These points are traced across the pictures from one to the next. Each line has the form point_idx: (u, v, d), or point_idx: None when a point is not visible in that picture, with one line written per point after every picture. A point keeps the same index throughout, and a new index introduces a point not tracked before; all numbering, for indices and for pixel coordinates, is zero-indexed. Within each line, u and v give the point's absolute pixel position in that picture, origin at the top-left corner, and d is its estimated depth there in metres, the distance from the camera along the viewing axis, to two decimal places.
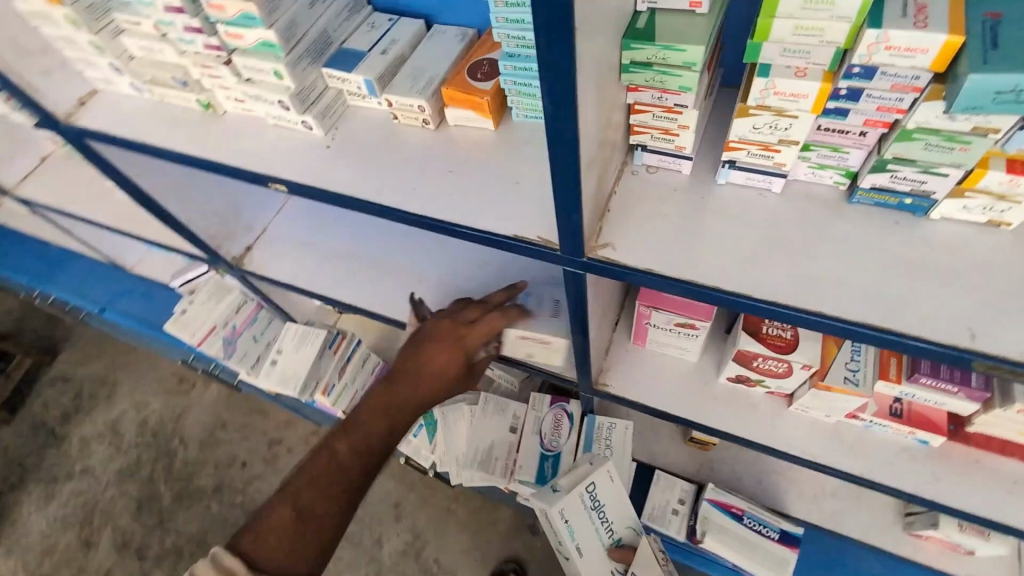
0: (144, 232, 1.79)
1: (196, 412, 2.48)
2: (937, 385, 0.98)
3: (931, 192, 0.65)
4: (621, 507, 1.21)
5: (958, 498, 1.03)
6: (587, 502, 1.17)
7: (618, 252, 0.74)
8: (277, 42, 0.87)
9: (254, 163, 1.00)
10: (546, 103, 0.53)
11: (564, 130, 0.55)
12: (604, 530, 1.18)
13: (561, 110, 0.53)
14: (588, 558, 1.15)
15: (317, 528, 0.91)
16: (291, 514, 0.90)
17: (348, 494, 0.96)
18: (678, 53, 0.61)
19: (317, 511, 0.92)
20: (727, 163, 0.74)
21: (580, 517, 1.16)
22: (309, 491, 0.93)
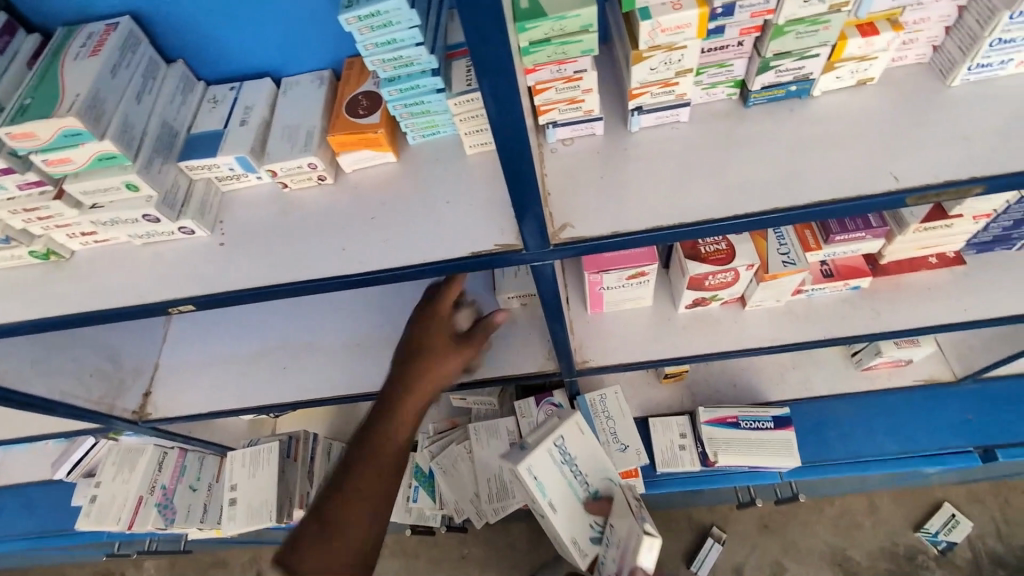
0: (3, 432, 1.47)
1: None
2: (850, 237, 1.12)
3: (810, 74, 0.73)
4: (597, 456, 1.02)
5: (900, 320, 1.20)
6: (557, 456, 0.99)
7: (579, 228, 0.74)
8: (119, 151, 0.74)
9: (135, 296, 0.85)
10: (488, 98, 0.53)
11: (507, 118, 0.55)
12: (579, 484, 1.00)
13: (504, 101, 0.53)
14: (564, 515, 0.97)
15: (350, 535, 0.93)
16: (319, 531, 0.92)
17: (378, 496, 0.97)
18: (574, 20, 0.64)
19: (342, 519, 0.93)
20: (635, 110, 0.76)
21: (552, 472, 0.97)
22: (334, 505, 0.94)
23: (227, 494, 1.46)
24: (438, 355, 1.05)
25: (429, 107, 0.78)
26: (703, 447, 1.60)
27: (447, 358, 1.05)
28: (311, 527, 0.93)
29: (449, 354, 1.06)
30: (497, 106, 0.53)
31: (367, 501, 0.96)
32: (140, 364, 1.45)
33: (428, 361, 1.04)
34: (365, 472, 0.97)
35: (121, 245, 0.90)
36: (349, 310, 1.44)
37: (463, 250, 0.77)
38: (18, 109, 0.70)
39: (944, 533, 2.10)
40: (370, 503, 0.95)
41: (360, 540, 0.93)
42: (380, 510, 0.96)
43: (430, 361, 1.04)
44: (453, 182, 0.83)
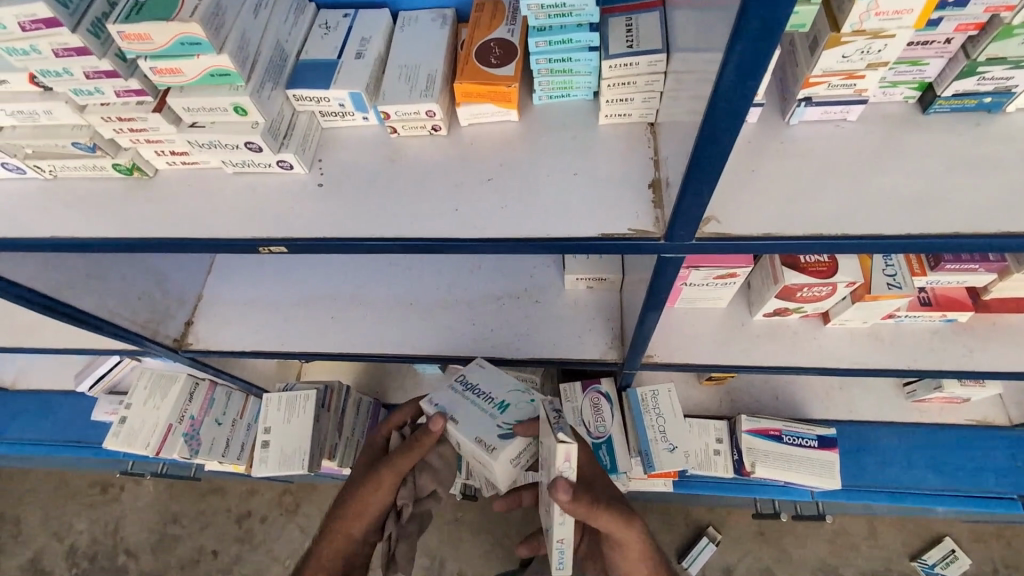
0: (38, 340, 1.43)
1: (133, 517, 2.20)
2: (961, 267, 1.05)
3: (1014, 86, 0.65)
4: (500, 379, 1.06)
5: (992, 360, 1.14)
6: (458, 386, 1.06)
7: (725, 224, 0.67)
8: (234, 68, 0.67)
9: (218, 226, 0.79)
10: (727, 66, 0.44)
11: (734, 94, 0.46)
12: (483, 401, 1.02)
13: (747, 70, 0.44)
14: (464, 424, 0.97)
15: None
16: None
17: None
18: None
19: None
20: (802, 101, 0.69)
21: (456, 400, 1.02)
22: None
23: (260, 436, 1.44)
24: (351, 507, 1.04)
25: (574, 66, 0.71)
26: (740, 455, 1.56)
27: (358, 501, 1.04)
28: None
29: (364, 497, 1.03)
30: (735, 71, 0.44)
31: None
32: (184, 293, 1.39)
33: (345, 508, 1.05)
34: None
35: (209, 170, 0.83)
36: (406, 267, 1.38)
37: (592, 230, 0.70)
38: (132, 7, 0.63)
39: (941, 567, 2.09)
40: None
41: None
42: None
43: (345, 510, 1.04)
44: (581, 153, 0.75)
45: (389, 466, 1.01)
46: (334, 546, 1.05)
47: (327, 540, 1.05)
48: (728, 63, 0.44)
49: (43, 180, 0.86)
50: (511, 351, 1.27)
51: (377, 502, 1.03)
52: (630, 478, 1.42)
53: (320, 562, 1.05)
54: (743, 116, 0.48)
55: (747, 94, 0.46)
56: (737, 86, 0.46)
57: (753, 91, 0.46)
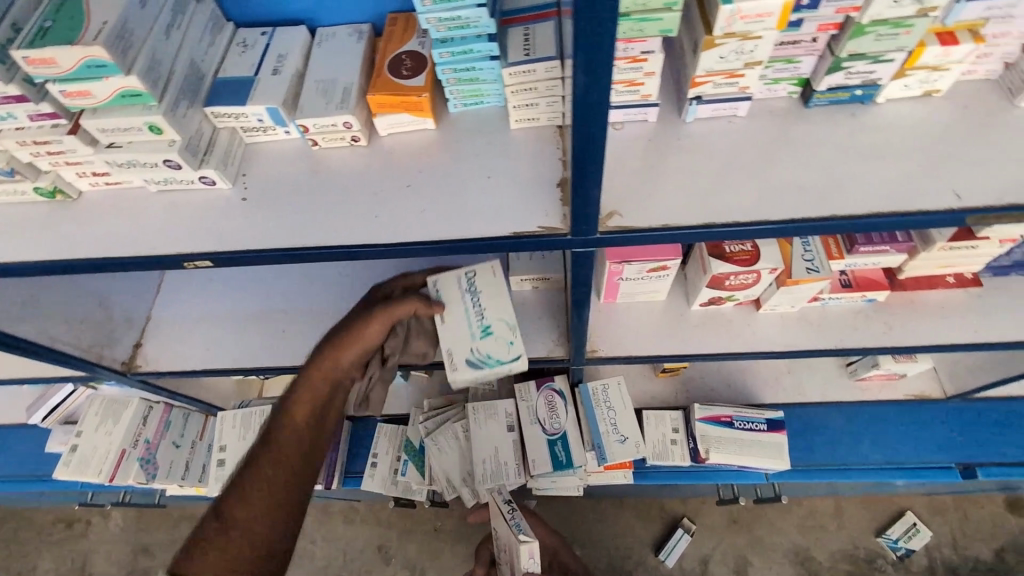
0: None
1: (101, 551, 2.14)
2: (874, 249, 1.12)
3: (878, 79, 0.72)
4: (502, 302, 1.00)
5: (911, 335, 1.21)
6: (463, 285, 1.02)
7: (626, 217, 0.72)
8: (144, 89, 0.69)
9: (145, 245, 0.80)
10: (578, 70, 0.48)
11: (593, 95, 0.51)
12: (473, 313, 1.00)
13: (594, 71, 0.48)
14: (447, 327, 1.00)
15: (251, 535, 0.92)
16: (217, 523, 0.93)
17: (277, 495, 0.96)
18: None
19: (240, 516, 0.93)
20: (693, 100, 0.74)
21: (454, 299, 1.01)
22: (238, 502, 0.94)
23: (216, 455, 1.43)
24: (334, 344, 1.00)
25: (479, 74, 0.75)
26: (696, 443, 1.58)
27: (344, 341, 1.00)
28: (209, 522, 0.94)
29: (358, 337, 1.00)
30: (585, 75, 0.48)
31: (261, 501, 0.95)
32: (130, 315, 1.36)
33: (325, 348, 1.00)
34: (269, 466, 0.98)
35: (133, 189, 0.85)
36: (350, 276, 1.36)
37: (505, 229, 0.73)
38: (37, 32, 0.65)
39: (904, 540, 2.17)
40: (265, 500, 0.95)
41: (257, 541, 0.92)
42: (275, 512, 0.95)
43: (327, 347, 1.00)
44: (494, 157, 0.79)
45: (386, 308, 1.00)
46: (314, 390, 1.01)
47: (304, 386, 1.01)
48: (578, 68, 0.48)
49: None
50: None
51: (368, 339, 1.01)
52: (586, 473, 1.43)
53: (297, 409, 1.01)
54: (606, 115, 0.53)
55: (604, 95, 0.51)
56: (589, 91, 0.50)
57: (606, 91, 0.50)
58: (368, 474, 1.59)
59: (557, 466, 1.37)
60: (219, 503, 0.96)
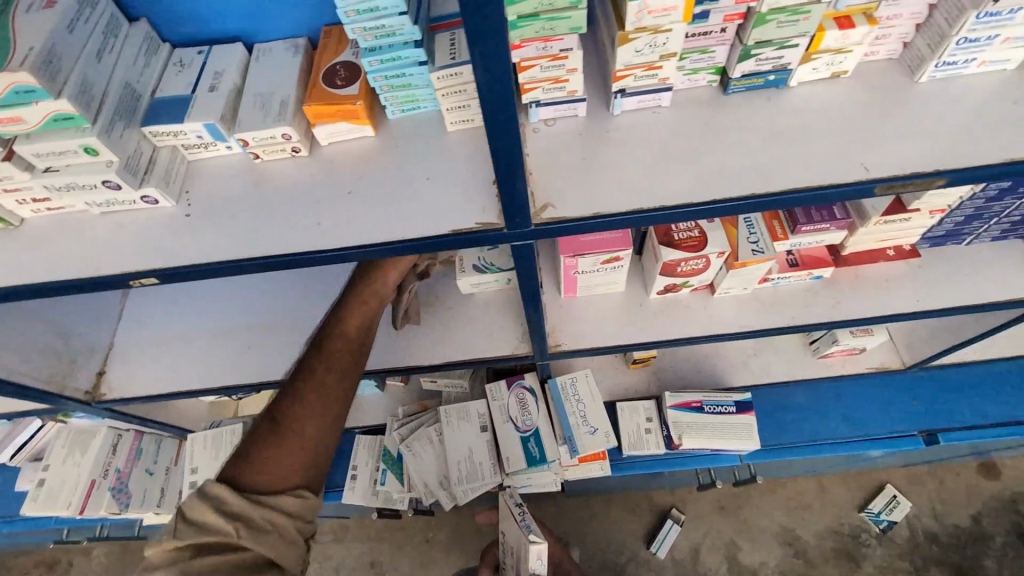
0: None
1: None
2: (817, 227, 1.15)
3: (787, 64, 0.77)
4: None
5: (860, 307, 1.26)
6: None
7: (559, 208, 0.75)
8: (76, 111, 0.70)
9: (92, 267, 0.80)
10: (477, 65, 0.51)
11: (499, 90, 0.54)
12: None
13: (493, 66, 0.51)
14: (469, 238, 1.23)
15: (306, 437, 0.92)
16: (272, 429, 0.91)
17: (332, 402, 0.95)
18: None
19: (294, 420, 0.92)
20: (618, 93, 0.78)
21: None
22: (291, 404, 0.94)
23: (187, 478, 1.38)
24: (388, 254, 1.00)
25: (410, 80, 0.77)
26: (668, 430, 1.59)
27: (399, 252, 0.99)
28: (264, 424, 0.93)
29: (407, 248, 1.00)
30: (486, 70, 0.52)
31: (315, 409, 0.94)
32: (90, 343, 1.33)
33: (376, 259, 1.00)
34: (321, 373, 0.96)
35: (77, 213, 0.85)
36: (314, 287, 1.35)
37: (444, 227, 0.75)
38: None
39: (886, 513, 2.24)
40: (320, 402, 0.94)
41: (312, 445, 0.92)
42: (329, 419, 0.94)
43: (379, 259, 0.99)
44: (433, 159, 0.81)
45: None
46: (363, 308, 1.00)
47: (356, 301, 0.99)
48: (477, 63, 0.51)
49: None
50: (429, 359, 1.27)
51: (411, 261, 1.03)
52: (562, 467, 1.45)
53: (346, 320, 1.00)
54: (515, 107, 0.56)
55: (509, 88, 0.54)
56: (494, 85, 0.53)
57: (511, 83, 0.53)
58: (351, 487, 1.57)
59: (531, 462, 1.38)
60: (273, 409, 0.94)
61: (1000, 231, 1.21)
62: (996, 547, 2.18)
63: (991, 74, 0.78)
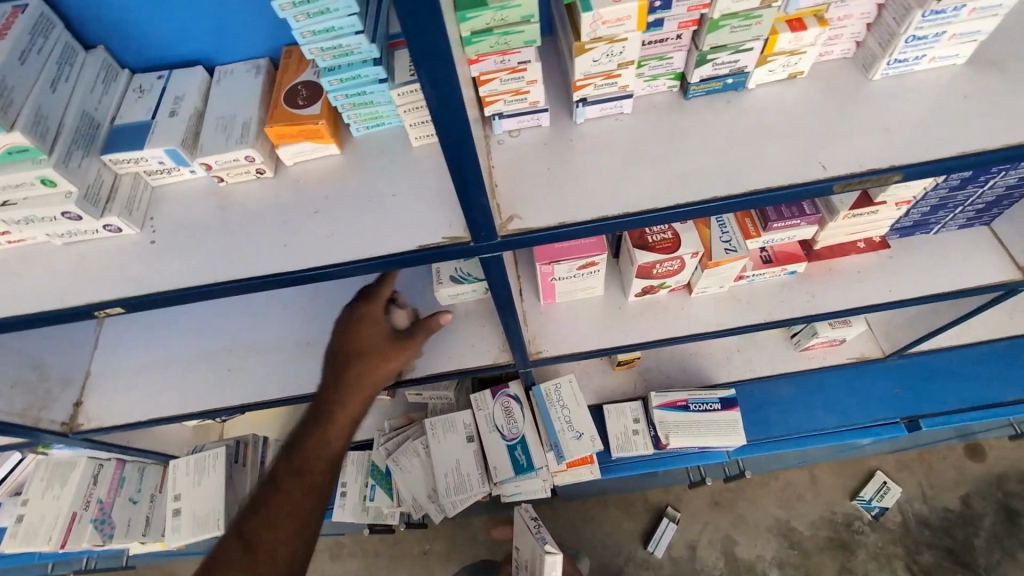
0: None
1: None
2: (787, 224, 1.17)
3: (744, 67, 0.78)
4: None
5: (835, 300, 1.27)
6: None
7: (526, 219, 0.76)
8: (31, 143, 0.69)
9: (55, 300, 0.79)
10: (425, 84, 0.52)
11: (450, 108, 0.54)
12: None
13: (443, 84, 0.52)
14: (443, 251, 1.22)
15: (279, 560, 0.91)
16: (241, 546, 0.90)
17: (303, 515, 0.96)
18: (514, 10, 0.66)
19: (265, 538, 0.92)
20: (579, 103, 0.79)
21: None
22: (263, 527, 0.93)
23: (170, 505, 1.31)
24: (368, 359, 1.04)
25: (372, 97, 0.77)
26: (655, 430, 1.59)
27: (386, 359, 1.06)
28: (235, 546, 0.91)
29: (376, 368, 1.04)
30: (434, 89, 0.52)
31: (286, 525, 0.94)
32: (66, 373, 1.30)
33: (359, 364, 1.03)
34: (292, 487, 0.97)
35: (38, 244, 0.84)
36: (292, 306, 1.34)
37: (411, 243, 0.75)
38: None
39: (877, 500, 2.26)
40: (294, 522, 0.95)
41: (284, 563, 0.91)
42: (300, 533, 0.95)
43: (360, 365, 1.03)
44: (399, 175, 0.81)
45: (418, 334, 1.09)
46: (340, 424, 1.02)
47: (338, 407, 1.01)
48: (425, 82, 0.52)
49: None
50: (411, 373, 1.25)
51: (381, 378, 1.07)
52: (551, 473, 1.44)
53: (327, 435, 1.01)
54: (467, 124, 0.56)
55: (459, 105, 0.55)
56: (444, 103, 0.54)
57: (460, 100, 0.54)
58: (340, 504, 1.54)
59: (518, 470, 1.38)
60: (242, 526, 0.93)
61: (966, 219, 1.24)
62: (985, 527, 2.21)
63: (942, 69, 0.80)
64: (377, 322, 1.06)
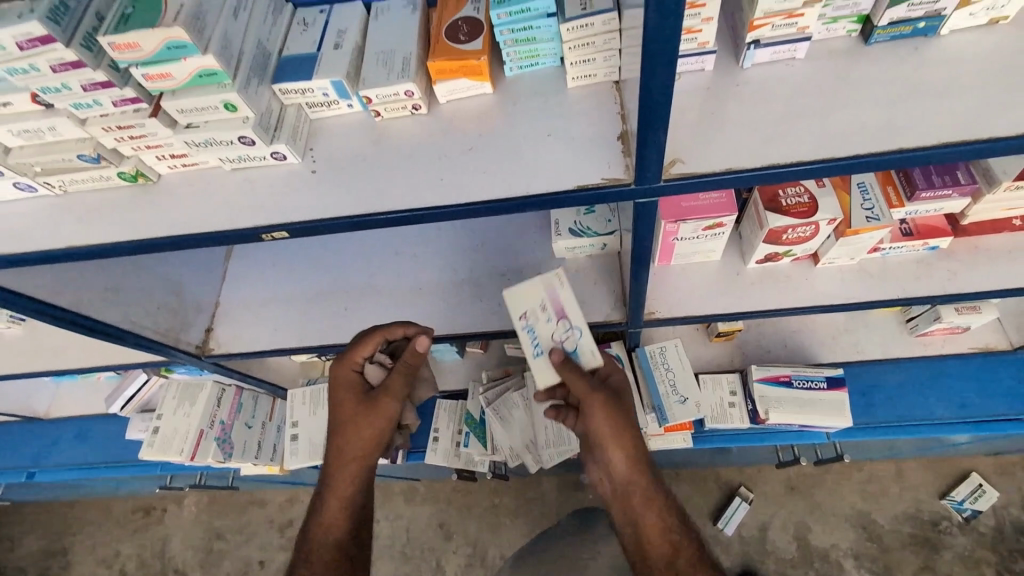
0: (53, 364, 1.45)
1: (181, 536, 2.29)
2: (936, 194, 1.08)
3: (942, 9, 0.72)
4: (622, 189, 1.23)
5: (982, 281, 1.16)
6: None
7: (690, 164, 0.73)
8: (220, 67, 0.72)
9: (223, 223, 0.84)
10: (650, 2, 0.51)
11: (664, 33, 0.54)
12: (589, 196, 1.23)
13: (667, 5, 0.51)
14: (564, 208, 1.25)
15: (337, 500, 1.13)
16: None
17: (353, 466, 1.13)
18: None
19: (332, 480, 1.14)
20: (752, 44, 0.76)
21: None
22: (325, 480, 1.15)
23: (289, 431, 1.42)
24: (352, 419, 1.11)
25: (536, 33, 0.78)
26: (754, 404, 1.55)
27: (371, 412, 1.11)
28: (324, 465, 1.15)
29: (369, 415, 1.11)
30: (658, 8, 0.51)
31: (347, 476, 1.13)
32: (200, 300, 1.40)
33: (344, 435, 1.12)
34: (339, 456, 1.13)
35: (209, 169, 0.89)
36: (407, 251, 1.39)
37: (569, 183, 0.75)
38: (120, 18, 0.68)
39: (970, 502, 2.12)
40: (350, 471, 1.13)
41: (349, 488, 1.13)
42: (354, 487, 1.14)
43: (347, 424, 1.12)
44: (555, 115, 0.80)
45: (393, 389, 1.12)
46: (354, 459, 1.13)
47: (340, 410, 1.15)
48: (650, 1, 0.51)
49: (54, 197, 0.92)
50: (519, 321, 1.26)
51: (368, 422, 1.11)
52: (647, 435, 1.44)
53: (345, 448, 1.12)
54: (671, 54, 0.56)
55: (676, 32, 0.54)
56: (662, 25, 0.53)
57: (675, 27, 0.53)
58: (434, 447, 1.64)
59: None
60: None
61: None
62: None
63: None
64: (345, 382, 1.13)
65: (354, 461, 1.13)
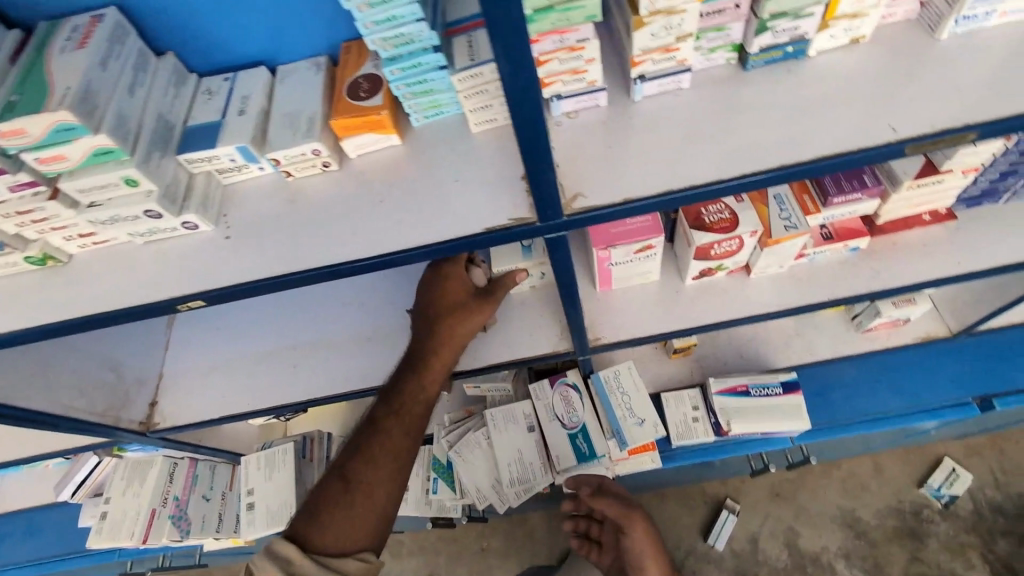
0: None
1: None
2: (846, 198, 1.13)
3: (805, 34, 0.78)
4: None
5: (905, 275, 1.21)
6: None
7: (591, 197, 0.75)
8: (114, 145, 0.72)
9: (138, 296, 0.83)
10: (499, 57, 0.55)
11: (523, 83, 0.57)
12: None
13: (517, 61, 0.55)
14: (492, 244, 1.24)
15: (417, 402, 1.09)
16: (343, 490, 1.02)
17: (441, 365, 1.09)
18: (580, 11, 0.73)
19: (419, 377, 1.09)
20: (637, 79, 0.80)
21: None
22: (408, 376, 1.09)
23: (244, 499, 1.37)
24: (455, 313, 1.08)
25: (432, 86, 0.80)
26: (716, 417, 1.56)
27: (474, 313, 1.09)
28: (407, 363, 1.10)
29: (471, 314, 1.09)
30: (507, 62, 0.55)
31: (432, 371, 1.09)
32: (141, 373, 1.36)
33: (446, 325, 1.08)
34: (432, 352, 1.09)
35: (122, 245, 0.88)
36: (350, 301, 1.38)
37: (478, 225, 0.76)
38: (5, 106, 0.69)
39: (946, 488, 2.14)
40: (436, 370, 1.10)
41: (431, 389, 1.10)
42: (436, 388, 1.11)
43: (447, 321, 1.08)
44: (461, 160, 0.82)
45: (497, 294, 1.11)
46: (442, 356, 1.09)
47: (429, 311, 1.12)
48: (500, 56, 0.54)
49: None
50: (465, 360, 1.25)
51: (469, 321, 1.09)
52: (612, 461, 1.43)
53: (438, 345, 1.09)
54: (537, 101, 0.59)
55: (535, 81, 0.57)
56: (517, 79, 0.57)
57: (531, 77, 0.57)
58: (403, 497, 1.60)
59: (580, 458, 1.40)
60: (346, 469, 1.04)
61: None
62: None
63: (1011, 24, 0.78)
64: (461, 280, 1.10)
65: (442, 362, 1.09)
